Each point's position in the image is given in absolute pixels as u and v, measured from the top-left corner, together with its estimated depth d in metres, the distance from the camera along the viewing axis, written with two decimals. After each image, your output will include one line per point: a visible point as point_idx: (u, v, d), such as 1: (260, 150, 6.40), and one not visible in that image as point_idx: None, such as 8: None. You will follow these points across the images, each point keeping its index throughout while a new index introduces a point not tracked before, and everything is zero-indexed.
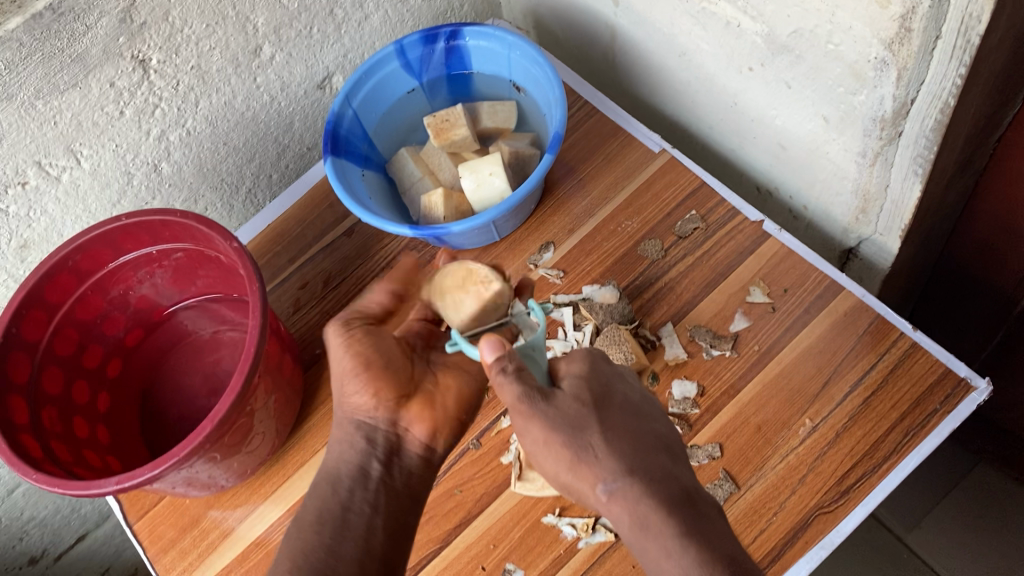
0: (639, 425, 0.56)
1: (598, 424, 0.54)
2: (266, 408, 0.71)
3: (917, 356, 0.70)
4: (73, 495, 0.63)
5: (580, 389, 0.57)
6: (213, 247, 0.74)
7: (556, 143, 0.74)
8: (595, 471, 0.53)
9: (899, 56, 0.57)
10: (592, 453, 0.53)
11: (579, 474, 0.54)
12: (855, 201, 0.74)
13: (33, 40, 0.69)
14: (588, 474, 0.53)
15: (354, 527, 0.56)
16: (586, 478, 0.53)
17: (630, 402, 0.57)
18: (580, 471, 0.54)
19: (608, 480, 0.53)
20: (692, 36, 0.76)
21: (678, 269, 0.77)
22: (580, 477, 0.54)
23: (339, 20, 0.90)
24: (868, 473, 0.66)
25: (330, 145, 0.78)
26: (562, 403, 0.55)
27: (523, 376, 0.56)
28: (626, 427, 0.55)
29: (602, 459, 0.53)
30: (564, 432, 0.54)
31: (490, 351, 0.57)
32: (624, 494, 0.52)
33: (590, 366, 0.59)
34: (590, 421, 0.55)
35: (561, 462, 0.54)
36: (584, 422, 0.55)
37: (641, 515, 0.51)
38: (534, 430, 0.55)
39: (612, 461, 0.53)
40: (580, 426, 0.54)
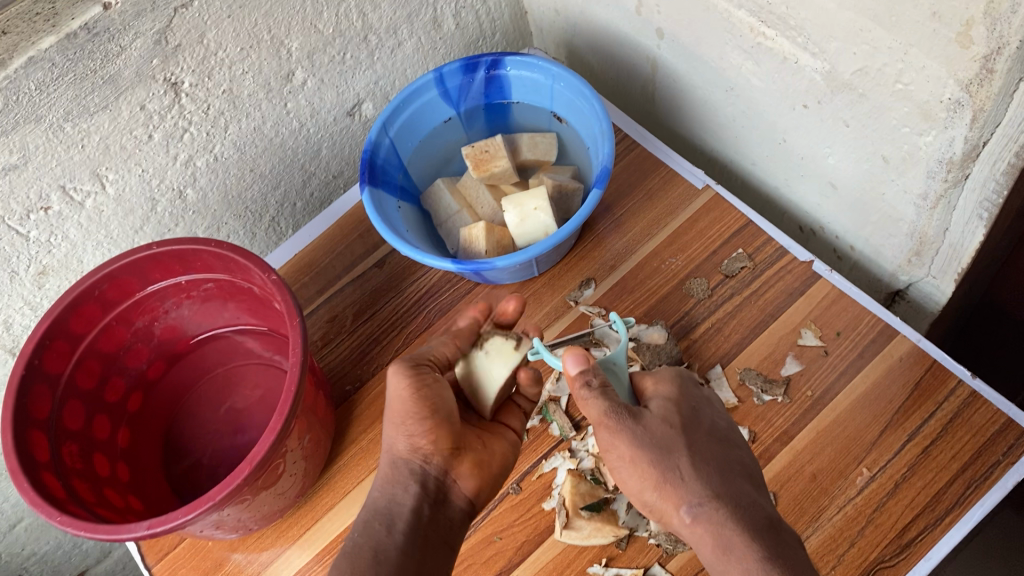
0: (724, 451, 0.57)
1: (687, 448, 0.55)
2: (301, 448, 0.68)
3: (978, 405, 0.67)
4: (101, 539, 0.60)
5: (668, 410, 0.58)
6: (246, 278, 0.72)
7: (605, 177, 0.71)
8: (680, 492, 0.54)
9: (977, 97, 0.55)
10: (678, 475, 0.55)
11: (664, 495, 0.55)
12: (910, 243, 0.72)
13: (66, 60, 0.67)
14: (672, 495, 0.55)
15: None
16: (672, 498, 0.55)
17: (716, 428, 0.58)
18: (665, 492, 0.55)
19: (692, 501, 0.54)
20: (742, 71, 0.74)
21: (724, 309, 0.76)
22: (665, 497, 0.55)
23: (373, 46, 0.88)
24: (930, 527, 0.63)
25: (367, 174, 0.76)
26: (651, 423, 0.56)
27: (608, 391, 0.56)
28: (713, 452, 0.56)
29: (687, 480, 0.54)
30: (653, 452, 0.55)
31: (573, 363, 0.57)
32: (708, 517, 0.53)
33: (680, 390, 0.59)
34: (678, 443, 0.56)
35: (646, 480, 0.55)
36: (672, 444, 0.56)
37: (725, 537, 0.52)
38: (619, 445, 0.56)
39: (697, 484, 0.54)
40: (667, 447, 0.55)
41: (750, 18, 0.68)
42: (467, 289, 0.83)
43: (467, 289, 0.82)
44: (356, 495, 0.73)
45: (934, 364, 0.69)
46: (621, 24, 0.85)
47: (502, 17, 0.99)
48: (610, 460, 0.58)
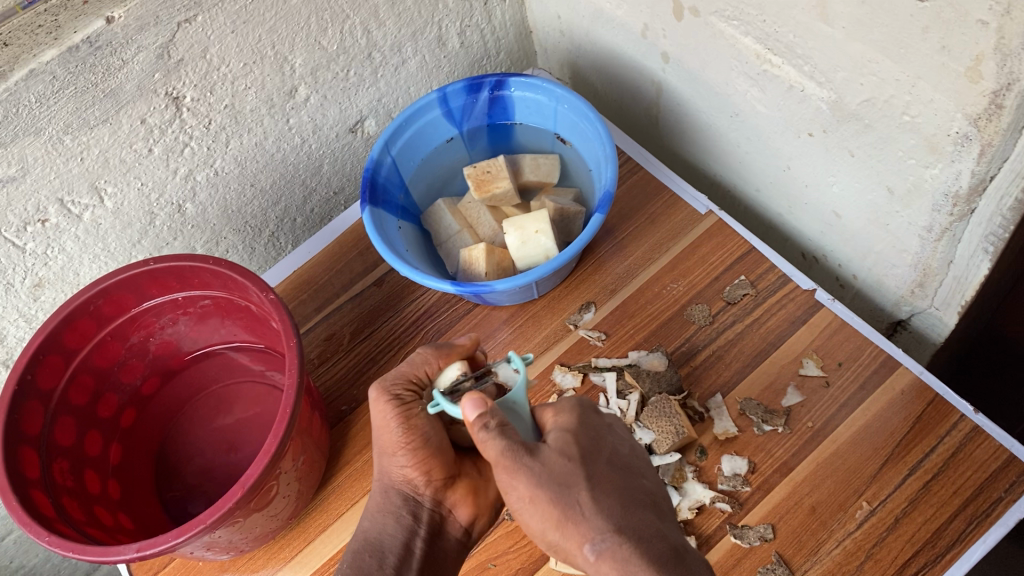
0: (627, 480, 0.54)
1: (584, 481, 0.52)
2: (294, 470, 0.67)
3: (979, 440, 0.66)
4: (89, 560, 0.59)
5: (565, 448, 0.54)
6: (244, 295, 0.71)
7: (607, 202, 0.71)
8: (581, 530, 0.51)
9: (985, 132, 0.55)
10: (579, 511, 0.51)
11: (565, 533, 0.51)
12: (914, 274, 0.71)
13: (67, 73, 0.66)
14: (574, 533, 0.51)
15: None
16: (572, 536, 0.51)
17: (617, 456, 0.56)
18: (567, 530, 0.51)
19: (594, 538, 0.50)
20: (747, 98, 0.74)
21: (726, 337, 0.75)
22: (566, 536, 0.51)
23: (377, 63, 0.88)
24: (930, 563, 0.62)
25: (368, 194, 0.75)
26: (544, 464, 0.53)
27: (506, 430, 0.53)
28: (614, 484, 0.53)
29: (588, 516, 0.51)
30: (552, 489, 0.52)
31: (472, 407, 0.53)
32: (612, 553, 0.50)
33: (581, 422, 0.56)
34: (577, 477, 0.52)
35: (546, 520, 0.52)
36: (572, 478, 0.52)
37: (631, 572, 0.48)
38: (518, 484, 0.52)
39: (600, 519, 0.51)
40: (564, 483, 0.52)
41: (756, 45, 0.68)
42: (465, 310, 0.82)
43: (466, 309, 0.82)
44: (350, 517, 0.72)
45: (935, 398, 0.68)
46: (627, 46, 0.85)
47: (507, 36, 0.99)
48: (509, 501, 0.53)
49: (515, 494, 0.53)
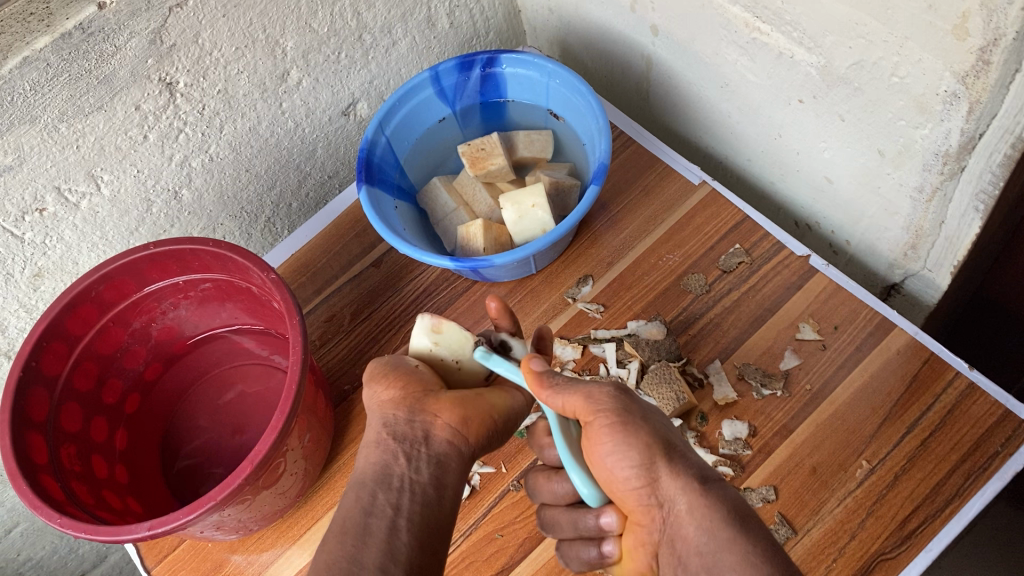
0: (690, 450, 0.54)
1: (673, 435, 0.52)
2: (301, 447, 0.68)
3: (976, 396, 0.67)
4: (100, 541, 0.60)
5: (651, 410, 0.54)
6: (245, 277, 0.72)
7: (602, 173, 0.72)
8: (670, 464, 0.49)
9: (973, 89, 0.56)
10: (666, 449, 0.50)
11: (649, 471, 0.49)
12: (906, 236, 0.72)
13: (61, 60, 0.66)
14: (661, 466, 0.49)
15: (375, 535, 0.51)
16: (657, 474, 0.49)
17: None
18: (650, 462, 0.49)
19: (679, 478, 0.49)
20: (737, 67, 0.74)
21: (722, 305, 0.76)
22: (651, 476, 0.49)
23: (368, 45, 0.88)
24: (930, 518, 0.64)
25: (364, 173, 0.76)
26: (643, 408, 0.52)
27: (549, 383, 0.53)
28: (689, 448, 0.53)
29: (675, 457, 0.50)
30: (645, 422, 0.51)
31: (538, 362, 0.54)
32: (698, 493, 0.48)
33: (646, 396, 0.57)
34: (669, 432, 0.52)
35: (636, 455, 0.49)
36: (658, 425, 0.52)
37: (713, 513, 0.47)
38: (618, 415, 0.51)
39: (685, 461, 0.50)
40: (655, 424, 0.52)
41: (745, 14, 0.68)
42: (464, 287, 0.83)
43: (464, 286, 0.83)
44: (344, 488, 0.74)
45: (931, 356, 0.69)
46: (616, 21, 0.85)
47: (496, 16, 1.00)
48: (595, 434, 0.51)
49: (607, 417, 0.51)
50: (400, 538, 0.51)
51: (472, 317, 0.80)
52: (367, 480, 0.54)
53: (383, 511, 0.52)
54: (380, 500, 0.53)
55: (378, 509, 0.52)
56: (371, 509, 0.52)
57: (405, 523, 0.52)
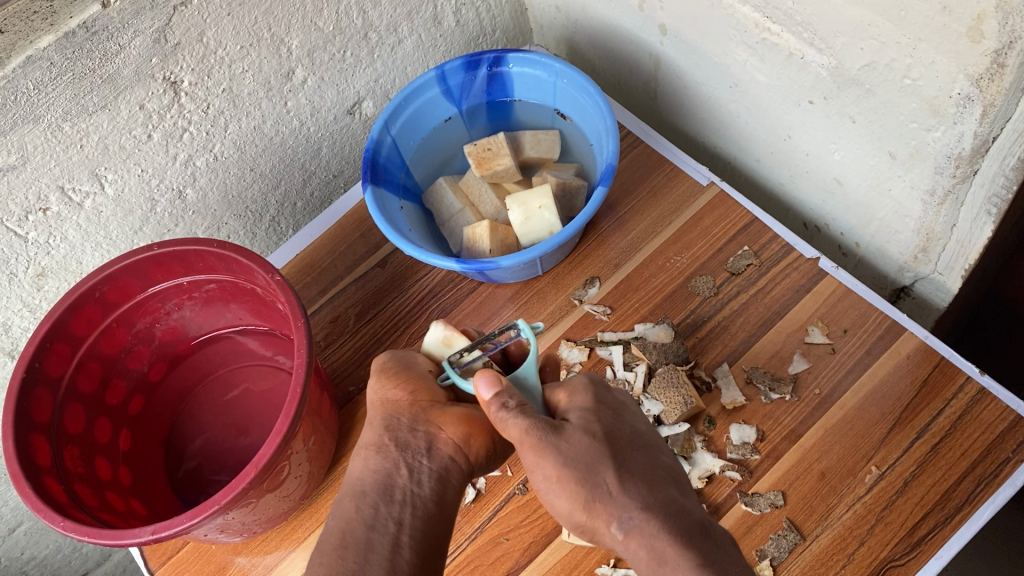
0: (647, 458, 0.53)
1: (611, 460, 0.51)
2: (305, 450, 0.68)
3: (986, 402, 0.67)
4: (104, 544, 0.59)
5: (591, 426, 0.53)
6: (249, 278, 0.71)
7: (609, 175, 0.71)
8: (609, 509, 0.50)
9: (987, 92, 0.55)
10: (605, 491, 0.50)
11: (590, 513, 0.50)
12: (916, 239, 0.71)
13: (65, 59, 0.66)
14: (601, 512, 0.50)
15: (379, 551, 0.50)
16: (599, 514, 0.50)
17: (637, 435, 0.54)
18: (594, 510, 0.50)
19: (622, 515, 0.49)
20: (746, 67, 0.73)
21: (730, 307, 0.75)
22: (593, 517, 0.50)
23: (373, 44, 0.87)
24: (939, 525, 0.63)
25: (370, 173, 0.75)
26: (573, 438, 0.51)
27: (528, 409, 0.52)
28: (638, 466, 0.52)
29: (615, 495, 0.50)
30: (578, 468, 0.50)
31: (486, 386, 0.52)
32: (641, 530, 0.48)
33: (598, 400, 0.55)
34: (603, 455, 0.51)
35: (573, 502, 0.50)
36: (598, 459, 0.51)
37: (658, 550, 0.47)
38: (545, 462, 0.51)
39: (626, 497, 0.50)
40: (593, 461, 0.51)
41: (755, 14, 0.68)
42: (469, 289, 0.82)
43: (470, 288, 0.82)
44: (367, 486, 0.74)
45: (941, 361, 0.69)
46: (624, 21, 0.84)
47: (502, 14, 0.99)
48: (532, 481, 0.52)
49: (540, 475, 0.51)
50: (403, 557, 0.51)
51: (477, 319, 0.80)
52: (368, 491, 0.54)
53: (386, 527, 0.52)
54: (382, 514, 0.52)
55: (380, 524, 0.52)
56: (372, 523, 0.52)
57: (407, 539, 0.52)
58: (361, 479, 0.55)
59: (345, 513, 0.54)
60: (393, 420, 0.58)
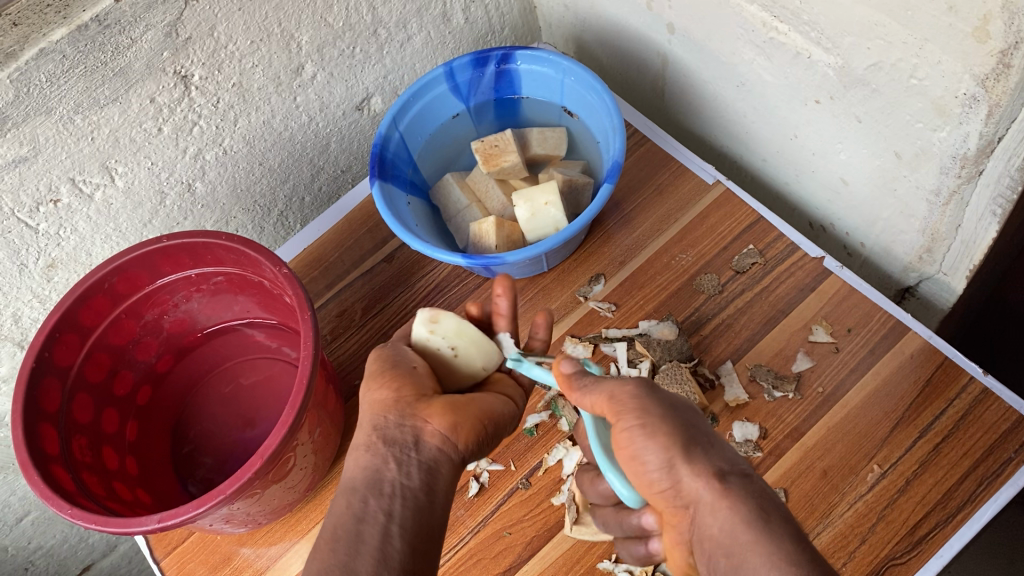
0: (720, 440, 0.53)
1: (700, 428, 0.51)
2: (310, 442, 0.68)
3: (989, 402, 0.67)
4: (110, 532, 0.60)
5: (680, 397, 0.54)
6: (257, 272, 0.72)
7: (616, 172, 0.71)
8: (701, 466, 0.49)
9: (992, 92, 0.55)
10: (700, 450, 0.50)
11: (688, 467, 0.49)
12: (921, 239, 0.72)
13: (77, 52, 0.66)
14: (696, 467, 0.49)
15: (369, 544, 0.52)
16: (692, 471, 0.49)
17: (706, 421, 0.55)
18: (685, 464, 0.49)
19: (717, 475, 0.49)
20: (753, 66, 0.74)
21: (735, 306, 0.75)
22: (684, 473, 0.49)
23: (382, 40, 0.88)
24: (941, 524, 0.63)
25: (378, 168, 0.76)
26: (668, 403, 0.52)
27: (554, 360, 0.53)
28: (716, 438, 0.52)
29: (711, 457, 0.50)
30: (679, 422, 0.50)
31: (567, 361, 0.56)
32: (738, 490, 0.48)
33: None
34: (700, 425, 0.52)
35: (665, 446, 0.49)
36: (694, 424, 0.51)
37: (754, 517, 0.47)
38: (645, 414, 0.51)
39: (721, 462, 0.50)
40: (690, 423, 0.51)
41: (762, 13, 0.68)
42: (475, 284, 0.83)
43: (475, 283, 0.82)
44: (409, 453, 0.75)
45: (945, 361, 0.69)
46: (632, 19, 0.85)
47: (511, 12, 0.99)
48: (624, 429, 0.51)
49: (636, 416, 0.51)
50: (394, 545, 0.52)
51: None
52: (358, 486, 0.55)
53: (374, 518, 0.53)
54: (372, 508, 0.53)
55: (371, 516, 0.53)
56: (362, 516, 0.53)
57: (397, 529, 0.52)
58: (351, 474, 0.56)
59: (337, 508, 0.55)
60: (380, 417, 0.57)
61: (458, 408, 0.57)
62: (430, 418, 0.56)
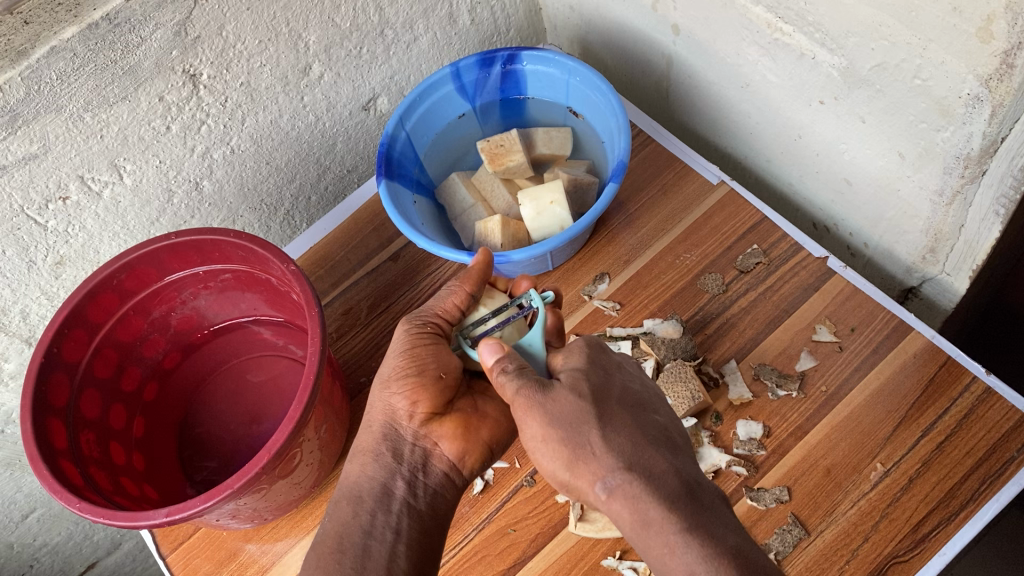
0: (638, 417, 0.54)
1: (596, 419, 0.52)
2: (317, 439, 0.69)
3: (992, 401, 0.67)
4: (118, 526, 0.60)
5: (581, 384, 0.55)
6: (265, 269, 0.72)
7: (621, 171, 0.72)
8: (593, 468, 0.51)
9: (996, 92, 0.56)
10: (589, 450, 0.51)
11: (576, 473, 0.52)
12: (925, 239, 0.72)
13: (87, 50, 0.67)
14: (586, 472, 0.51)
15: (375, 559, 0.53)
16: (585, 474, 0.51)
17: (627, 393, 0.56)
18: (578, 469, 0.52)
19: (606, 475, 0.51)
20: (758, 67, 0.74)
21: (739, 305, 0.76)
22: (577, 475, 0.52)
23: (389, 41, 0.89)
24: (943, 522, 0.63)
25: (384, 167, 0.77)
26: (555, 402, 0.53)
27: (523, 372, 0.54)
28: (627, 422, 0.53)
29: (599, 454, 0.51)
30: (561, 427, 0.52)
31: (489, 352, 0.55)
32: (624, 490, 0.50)
33: (588, 361, 0.57)
34: (589, 417, 0.52)
35: (558, 459, 0.52)
36: (583, 417, 0.53)
37: (643, 514, 0.48)
38: (530, 422, 0.53)
39: (611, 457, 0.51)
40: (577, 421, 0.52)
41: (767, 14, 0.68)
42: None
43: None
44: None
45: (948, 360, 0.69)
46: (637, 20, 0.85)
47: (517, 13, 1.00)
48: (521, 438, 0.54)
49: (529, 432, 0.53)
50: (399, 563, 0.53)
51: None
52: (365, 498, 0.56)
53: (382, 536, 0.54)
54: (380, 522, 0.55)
55: (377, 532, 0.54)
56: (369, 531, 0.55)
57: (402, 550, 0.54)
58: (359, 483, 0.58)
59: (341, 516, 0.56)
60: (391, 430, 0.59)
61: (470, 433, 0.60)
62: (441, 443, 0.60)
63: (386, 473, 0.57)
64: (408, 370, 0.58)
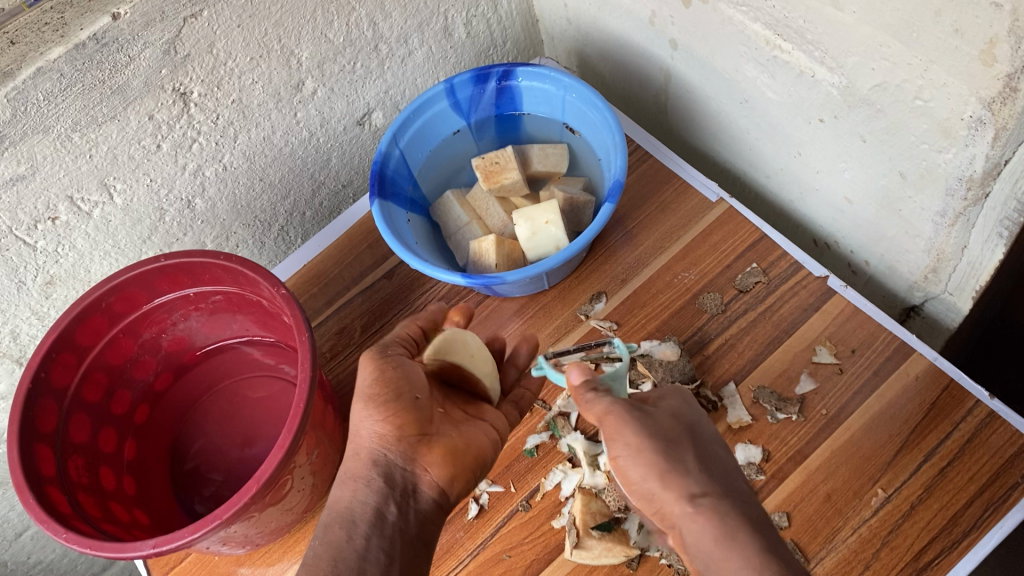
0: (723, 455, 0.57)
1: (691, 446, 0.55)
2: (308, 464, 0.67)
3: (995, 425, 0.66)
4: (105, 557, 0.59)
5: (676, 417, 0.57)
6: (255, 291, 0.71)
7: (617, 191, 0.71)
8: (684, 482, 0.53)
9: (999, 115, 0.54)
10: (683, 466, 0.54)
11: (666, 484, 0.53)
12: (927, 259, 0.71)
13: (74, 70, 0.66)
14: (675, 484, 0.53)
15: None
16: (674, 488, 0.53)
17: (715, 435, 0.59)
18: (667, 482, 0.53)
19: (695, 492, 0.53)
20: (757, 83, 0.73)
21: (738, 326, 0.75)
22: (666, 487, 0.53)
23: (383, 55, 0.87)
24: (946, 550, 0.62)
25: (377, 187, 0.75)
26: (656, 420, 0.56)
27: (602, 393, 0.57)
28: (713, 453, 0.57)
29: (692, 472, 0.54)
30: (659, 443, 0.54)
31: (577, 373, 0.59)
32: (712, 507, 0.52)
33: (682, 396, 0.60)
34: (684, 442, 0.55)
35: (648, 468, 0.54)
36: (678, 442, 0.55)
37: (729, 531, 0.50)
38: (626, 433, 0.55)
39: (701, 476, 0.54)
40: (673, 441, 0.55)
41: (765, 31, 0.67)
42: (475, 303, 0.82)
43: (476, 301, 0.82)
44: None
45: (950, 383, 0.68)
46: (634, 34, 0.84)
47: (513, 25, 0.99)
48: (612, 449, 0.56)
49: (624, 443, 0.55)
50: None
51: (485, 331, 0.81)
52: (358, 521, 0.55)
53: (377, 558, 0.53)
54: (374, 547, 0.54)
55: (372, 556, 0.54)
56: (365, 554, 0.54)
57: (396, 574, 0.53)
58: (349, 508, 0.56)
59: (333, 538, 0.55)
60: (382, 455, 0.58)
61: (457, 456, 0.59)
62: (430, 467, 0.59)
63: (372, 498, 0.56)
64: (385, 397, 0.57)
